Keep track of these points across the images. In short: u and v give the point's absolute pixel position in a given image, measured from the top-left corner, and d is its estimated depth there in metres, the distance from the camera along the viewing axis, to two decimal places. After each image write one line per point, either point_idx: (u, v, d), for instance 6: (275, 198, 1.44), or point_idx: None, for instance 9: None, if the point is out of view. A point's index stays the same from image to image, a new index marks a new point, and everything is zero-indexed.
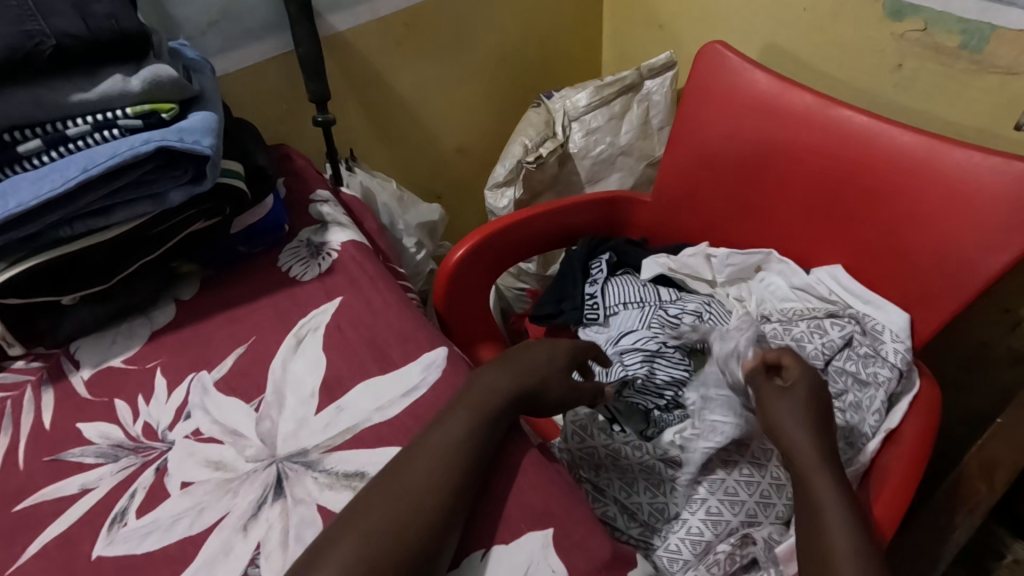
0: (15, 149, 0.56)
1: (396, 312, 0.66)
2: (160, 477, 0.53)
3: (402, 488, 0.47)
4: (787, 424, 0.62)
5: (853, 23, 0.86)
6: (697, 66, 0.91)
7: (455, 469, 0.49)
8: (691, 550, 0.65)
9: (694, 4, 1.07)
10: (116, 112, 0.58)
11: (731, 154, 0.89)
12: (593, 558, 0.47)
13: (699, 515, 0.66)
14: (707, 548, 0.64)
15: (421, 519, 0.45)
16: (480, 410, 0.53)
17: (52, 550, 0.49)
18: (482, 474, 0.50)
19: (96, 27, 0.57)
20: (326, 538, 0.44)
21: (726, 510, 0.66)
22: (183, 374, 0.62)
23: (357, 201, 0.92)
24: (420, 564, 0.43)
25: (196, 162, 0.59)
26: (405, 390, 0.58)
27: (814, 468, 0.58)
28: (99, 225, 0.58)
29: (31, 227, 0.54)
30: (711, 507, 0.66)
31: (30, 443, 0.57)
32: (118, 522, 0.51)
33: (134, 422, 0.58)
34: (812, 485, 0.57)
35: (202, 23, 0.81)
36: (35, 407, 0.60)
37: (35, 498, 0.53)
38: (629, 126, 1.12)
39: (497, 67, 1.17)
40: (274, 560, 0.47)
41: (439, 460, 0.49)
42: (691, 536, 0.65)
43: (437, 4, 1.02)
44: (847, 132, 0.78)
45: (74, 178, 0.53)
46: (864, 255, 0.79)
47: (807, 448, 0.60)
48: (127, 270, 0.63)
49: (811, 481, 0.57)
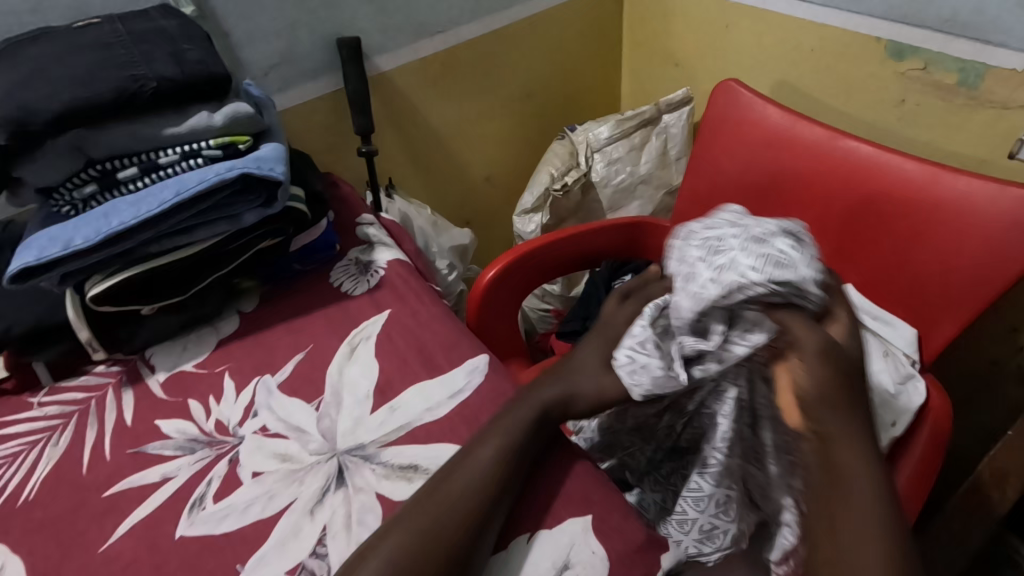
0: (115, 176, 0.64)
1: (440, 322, 0.73)
2: (234, 467, 0.59)
3: (459, 483, 0.51)
4: (830, 415, 0.49)
5: (858, 62, 0.93)
6: (713, 102, 0.98)
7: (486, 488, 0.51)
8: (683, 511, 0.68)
9: (708, 45, 1.15)
10: (200, 143, 0.66)
11: (746, 182, 0.95)
12: (628, 541, 0.52)
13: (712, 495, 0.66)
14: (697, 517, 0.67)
15: (474, 510, 0.50)
16: (510, 429, 0.55)
17: (140, 530, 0.55)
18: (513, 491, 0.53)
19: (189, 71, 0.65)
20: (393, 521, 0.49)
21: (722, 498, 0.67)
22: (249, 377, 0.68)
23: (396, 224, 0.99)
24: (468, 546, 0.48)
25: (269, 187, 0.66)
26: (451, 392, 0.64)
27: (849, 457, 0.48)
28: (182, 242, 0.65)
29: (128, 243, 0.61)
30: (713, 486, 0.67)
31: (115, 437, 0.64)
32: (198, 506, 0.56)
33: (207, 419, 0.64)
34: (846, 485, 0.47)
35: (265, 66, 0.90)
36: (117, 406, 0.67)
37: (121, 486, 0.59)
38: (648, 156, 1.20)
39: (524, 101, 1.26)
40: (340, 541, 0.53)
41: (470, 478, 0.51)
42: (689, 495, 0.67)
43: (471, 46, 1.11)
44: (854, 161, 0.84)
45: (169, 201, 0.61)
46: (876, 275, 0.84)
47: (842, 432, 0.49)
48: (201, 284, 0.69)
49: (844, 482, 0.47)
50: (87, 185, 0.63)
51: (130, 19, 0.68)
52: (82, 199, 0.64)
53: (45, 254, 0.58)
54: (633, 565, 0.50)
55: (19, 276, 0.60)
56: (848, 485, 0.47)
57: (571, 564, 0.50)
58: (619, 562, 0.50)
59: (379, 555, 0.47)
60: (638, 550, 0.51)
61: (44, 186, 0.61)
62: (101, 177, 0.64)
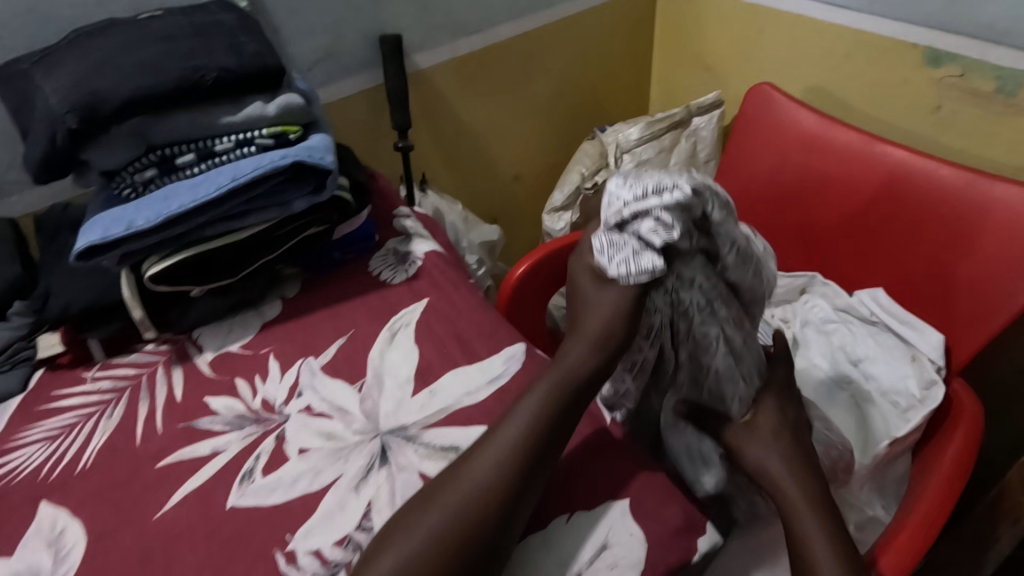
0: (173, 161, 0.67)
1: (477, 312, 0.74)
2: (280, 443, 0.61)
3: (487, 462, 0.51)
4: (773, 460, 0.58)
5: (894, 67, 0.93)
6: (746, 106, 1.00)
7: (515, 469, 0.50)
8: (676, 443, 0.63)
9: (739, 50, 1.16)
10: (254, 132, 0.69)
11: (778, 186, 0.96)
12: (665, 524, 0.53)
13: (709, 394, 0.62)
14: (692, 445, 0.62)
15: (500, 492, 0.49)
16: (541, 404, 0.53)
17: (193, 499, 0.57)
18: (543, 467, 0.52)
19: (246, 61, 0.68)
20: (418, 503, 0.50)
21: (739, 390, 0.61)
22: (293, 359, 0.71)
23: (429, 218, 1.01)
24: (495, 532, 0.48)
25: (318, 176, 0.68)
26: (490, 378, 0.66)
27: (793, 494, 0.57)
28: (234, 226, 0.67)
29: (184, 226, 0.64)
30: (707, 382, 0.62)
31: (166, 412, 0.66)
32: (247, 479, 0.58)
33: (253, 397, 0.67)
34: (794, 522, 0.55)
35: (310, 61, 0.93)
36: (167, 382, 0.70)
37: (173, 457, 0.61)
38: (677, 158, 1.21)
39: (555, 101, 1.28)
40: (385, 515, 0.54)
41: (502, 462, 0.51)
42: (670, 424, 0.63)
43: (507, 45, 1.13)
44: (889, 165, 0.85)
45: (225, 185, 0.63)
46: (908, 279, 0.84)
47: (785, 481, 0.57)
48: (249, 268, 0.71)
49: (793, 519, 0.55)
50: (147, 170, 0.66)
51: (191, 12, 0.71)
52: (141, 182, 0.67)
53: (110, 234, 0.61)
54: (671, 547, 0.52)
55: (83, 254, 0.62)
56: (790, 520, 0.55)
57: (610, 544, 0.51)
58: (656, 544, 0.52)
59: (398, 542, 0.48)
60: (677, 531, 0.53)
61: (107, 169, 0.64)
62: (161, 162, 0.66)
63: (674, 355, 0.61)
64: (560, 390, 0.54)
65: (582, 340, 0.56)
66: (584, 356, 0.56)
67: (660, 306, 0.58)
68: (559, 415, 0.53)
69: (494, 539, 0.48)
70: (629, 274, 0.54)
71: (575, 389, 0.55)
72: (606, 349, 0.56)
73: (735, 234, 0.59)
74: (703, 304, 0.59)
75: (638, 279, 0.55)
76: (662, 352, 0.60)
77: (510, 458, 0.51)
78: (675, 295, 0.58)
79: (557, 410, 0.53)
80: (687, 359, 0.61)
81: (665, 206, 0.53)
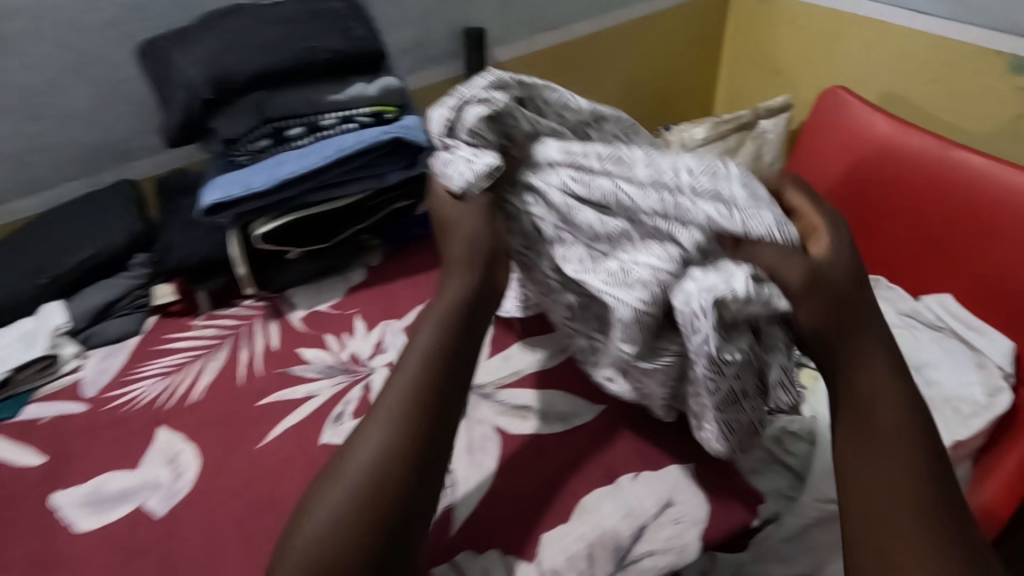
0: (285, 133, 0.73)
1: None
2: (368, 391, 0.67)
3: (393, 398, 0.49)
4: (868, 367, 0.51)
5: (975, 75, 0.93)
6: (820, 107, 1.02)
7: (403, 442, 0.47)
8: (698, 343, 0.48)
9: (812, 55, 1.17)
10: (356, 110, 0.75)
11: (846, 187, 0.97)
12: (727, 487, 0.56)
13: (651, 260, 0.51)
14: (710, 351, 0.48)
15: (403, 432, 0.47)
16: (441, 315, 0.53)
17: (291, 436, 0.64)
18: (441, 386, 0.50)
19: (355, 46, 0.74)
20: (337, 461, 0.47)
21: (656, 252, 0.51)
22: (377, 320, 0.77)
23: None
24: (415, 472, 0.46)
25: (412, 152, 0.75)
26: (558, 348, 0.70)
27: (888, 411, 0.49)
28: (335, 195, 0.73)
29: (294, 191, 0.71)
30: (634, 283, 0.50)
31: (265, 358, 0.73)
32: (339, 420, 0.65)
33: (342, 350, 0.73)
34: (876, 434, 0.48)
35: (401, 50, 0.99)
36: (265, 332, 0.77)
37: (272, 397, 0.68)
38: (741, 159, 1.21)
39: (622, 99, 1.31)
40: (462, 462, 0.58)
41: (377, 446, 0.46)
42: (631, 378, 0.57)
43: (582, 42, 1.18)
44: (963, 172, 0.84)
45: (332, 155, 0.69)
46: (976, 286, 0.84)
47: (893, 393, 0.50)
48: (341, 234, 0.78)
49: (873, 433, 0.49)
50: (262, 140, 0.73)
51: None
52: (256, 151, 0.74)
53: (231, 194, 0.68)
54: (734, 508, 0.54)
55: (205, 212, 0.69)
56: (876, 421, 0.49)
57: (675, 501, 0.54)
58: (719, 504, 0.55)
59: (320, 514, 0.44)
60: (739, 495, 0.56)
61: (230, 137, 0.71)
62: (274, 133, 0.73)
63: (587, 266, 0.55)
64: (450, 336, 0.52)
65: (449, 268, 0.56)
66: (462, 280, 0.55)
67: (546, 199, 0.55)
68: (456, 362, 0.52)
69: (393, 524, 0.43)
70: (469, 179, 0.55)
71: (442, 354, 0.51)
72: (476, 266, 0.55)
73: (574, 104, 0.58)
74: (584, 177, 0.54)
75: (479, 182, 0.55)
76: (564, 256, 0.56)
77: (391, 436, 0.47)
78: (530, 197, 0.57)
79: (455, 330, 0.53)
80: (589, 258, 0.55)
81: (480, 94, 0.55)
